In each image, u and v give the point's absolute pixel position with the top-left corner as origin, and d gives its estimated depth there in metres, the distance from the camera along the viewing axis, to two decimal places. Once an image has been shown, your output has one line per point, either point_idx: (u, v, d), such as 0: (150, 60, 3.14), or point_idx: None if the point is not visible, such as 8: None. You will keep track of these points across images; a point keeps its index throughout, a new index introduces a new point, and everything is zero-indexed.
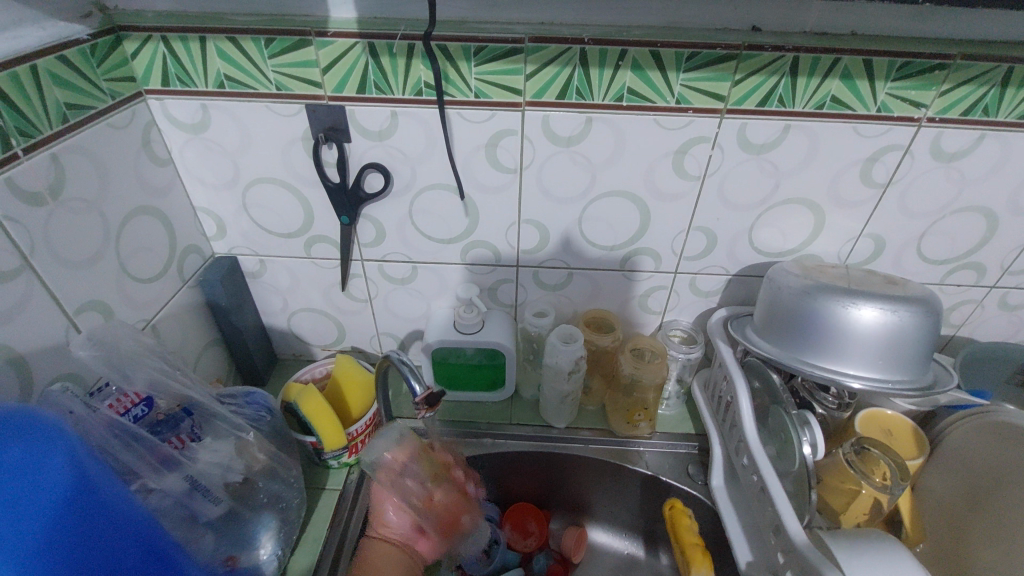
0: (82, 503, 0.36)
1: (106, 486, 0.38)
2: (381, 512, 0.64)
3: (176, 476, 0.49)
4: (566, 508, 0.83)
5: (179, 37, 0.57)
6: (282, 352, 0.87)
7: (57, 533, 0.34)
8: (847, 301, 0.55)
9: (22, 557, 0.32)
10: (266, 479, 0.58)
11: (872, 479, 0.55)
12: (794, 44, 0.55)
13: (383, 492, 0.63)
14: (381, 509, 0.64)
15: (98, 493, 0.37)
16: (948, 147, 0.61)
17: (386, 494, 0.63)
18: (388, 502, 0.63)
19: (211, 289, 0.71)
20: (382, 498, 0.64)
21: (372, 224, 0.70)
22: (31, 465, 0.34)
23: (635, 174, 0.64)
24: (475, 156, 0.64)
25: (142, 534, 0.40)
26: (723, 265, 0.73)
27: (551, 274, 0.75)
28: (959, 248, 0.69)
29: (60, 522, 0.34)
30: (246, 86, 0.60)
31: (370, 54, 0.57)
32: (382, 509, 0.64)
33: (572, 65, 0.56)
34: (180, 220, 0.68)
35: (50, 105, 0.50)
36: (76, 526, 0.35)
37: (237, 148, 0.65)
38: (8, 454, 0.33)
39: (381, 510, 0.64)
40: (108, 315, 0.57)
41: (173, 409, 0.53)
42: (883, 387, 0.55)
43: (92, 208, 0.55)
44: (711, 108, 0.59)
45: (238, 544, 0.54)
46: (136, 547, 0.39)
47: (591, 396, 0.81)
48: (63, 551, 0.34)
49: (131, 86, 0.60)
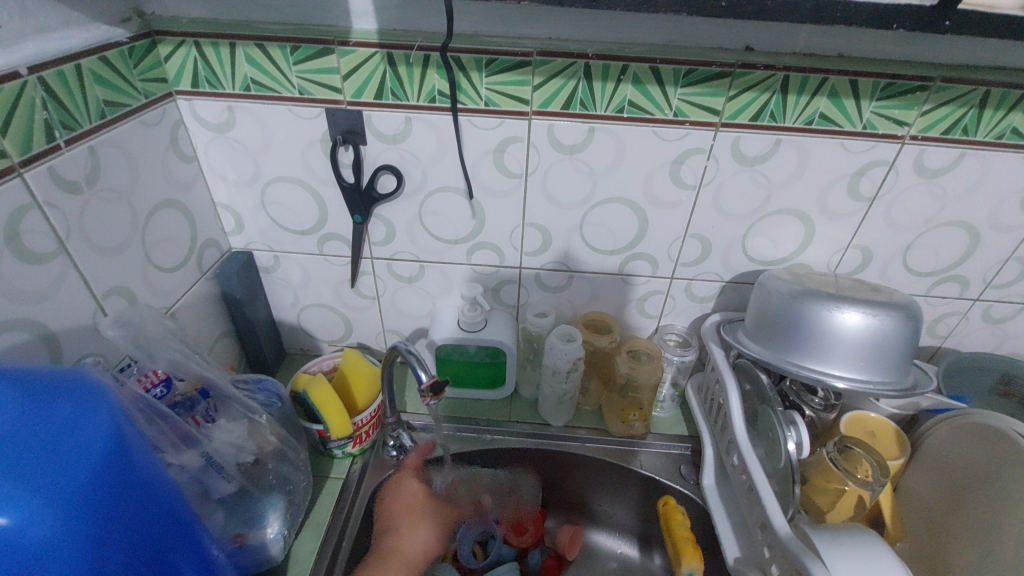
0: (119, 460, 0.39)
1: (138, 448, 0.41)
2: (410, 522, 0.73)
3: (193, 453, 0.52)
4: (561, 507, 0.85)
5: (210, 43, 0.61)
6: (291, 346, 0.89)
7: (93, 487, 0.36)
8: (833, 305, 0.58)
9: (67, 504, 0.35)
10: (276, 461, 0.61)
11: (855, 476, 0.58)
12: (784, 64, 0.59)
13: (419, 502, 0.75)
14: (410, 519, 0.73)
15: (132, 453, 0.40)
16: (930, 163, 0.64)
17: (425, 504, 0.75)
18: (423, 512, 0.74)
19: (227, 281, 0.74)
20: (413, 506, 0.74)
21: (383, 224, 0.74)
22: (77, 423, 0.37)
23: (634, 182, 0.68)
24: (484, 161, 0.67)
25: (166, 495, 0.43)
26: (717, 272, 0.76)
27: (552, 276, 0.78)
28: (943, 261, 0.72)
29: (101, 476, 0.37)
30: (270, 90, 0.64)
31: (388, 63, 0.61)
32: (411, 518, 0.73)
33: (576, 78, 0.60)
34: (201, 215, 0.71)
35: (91, 101, 0.54)
36: (110, 485, 0.38)
37: (259, 148, 0.68)
38: (60, 409, 0.37)
39: (410, 519, 0.73)
40: (132, 300, 0.61)
41: (190, 392, 0.57)
42: (866, 387, 0.57)
43: (122, 200, 0.58)
44: (707, 122, 0.62)
45: (246, 522, 0.56)
46: (162, 506, 0.42)
47: (588, 396, 0.84)
48: (94, 506, 0.36)
49: (163, 87, 0.63)
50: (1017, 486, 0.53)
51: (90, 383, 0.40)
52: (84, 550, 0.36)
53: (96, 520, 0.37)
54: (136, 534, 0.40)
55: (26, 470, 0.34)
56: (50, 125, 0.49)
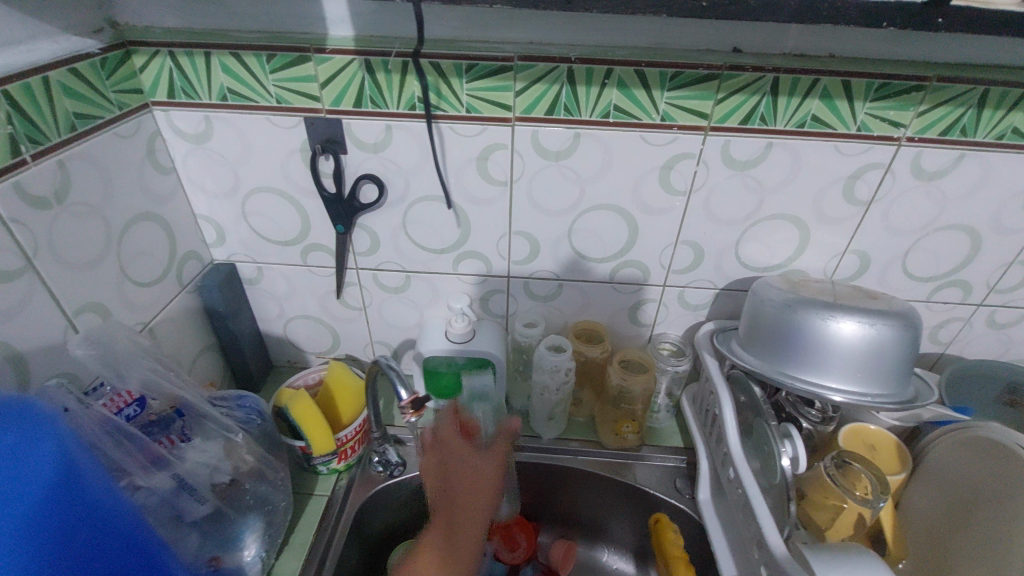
0: (66, 490, 0.38)
1: (91, 477, 0.40)
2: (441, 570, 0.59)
3: (164, 475, 0.50)
4: (555, 521, 0.82)
5: (184, 52, 0.60)
6: (278, 358, 0.88)
7: (38, 524, 0.36)
8: (827, 315, 0.56)
9: (8, 546, 0.34)
10: (254, 481, 0.59)
11: (854, 493, 0.55)
12: (774, 65, 0.56)
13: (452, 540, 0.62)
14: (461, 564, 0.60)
15: (81, 482, 0.39)
16: (928, 165, 0.62)
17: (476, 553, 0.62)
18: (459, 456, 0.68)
19: (209, 294, 0.73)
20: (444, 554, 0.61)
21: (367, 234, 0.72)
22: (17, 454, 0.36)
23: (623, 188, 0.66)
24: (467, 169, 0.66)
25: (122, 524, 0.42)
26: (711, 279, 0.74)
27: (541, 285, 0.76)
28: (945, 265, 0.70)
29: (45, 505, 0.36)
30: (247, 100, 0.62)
31: (366, 70, 0.59)
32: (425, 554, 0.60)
33: (559, 82, 0.59)
34: (181, 227, 0.70)
35: (60, 114, 0.52)
36: (57, 519, 0.37)
37: (238, 159, 0.67)
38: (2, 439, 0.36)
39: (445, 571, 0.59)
40: (106, 316, 0.59)
41: (165, 411, 0.55)
42: (863, 400, 0.55)
43: (95, 213, 0.57)
44: (695, 126, 0.61)
45: (222, 545, 0.55)
46: (115, 536, 0.41)
47: (581, 407, 0.82)
48: (41, 543, 0.36)
49: (138, 97, 0.62)
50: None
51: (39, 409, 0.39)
52: None
53: (43, 556, 0.36)
54: (88, 564, 0.39)
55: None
56: (16, 139, 0.48)
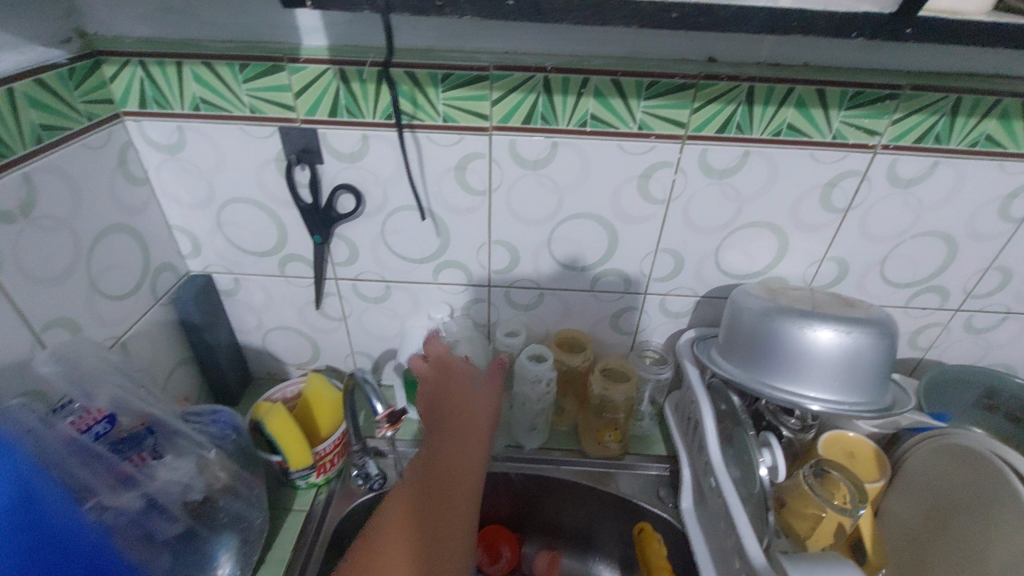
0: (20, 511, 0.40)
1: (46, 494, 0.42)
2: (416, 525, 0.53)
3: (132, 495, 0.49)
4: (539, 531, 0.82)
5: (156, 62, 0.59)
6: (257, 370, 0.87)
7: None
8: (804, 323, 0.56)
9: None
10: (228, 498, 0.58)
11: (832, 501, 0.55)
12: (748, 75, 0.57)
13: (437, 476, 0.57)
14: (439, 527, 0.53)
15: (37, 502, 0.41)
16: (904, 173, 0.62)
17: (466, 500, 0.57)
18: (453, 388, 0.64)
19: (184, 306, 0.72)
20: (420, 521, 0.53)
21: (345, 244, 0.71)
22: None
23: (602, 196, 0.66)
24: (445, 178, 0.65)
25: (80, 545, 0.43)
26: (692, 287, 0.74)
27: (522, 294, 0.75)
28: (922, 271, 0.70)
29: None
30: (220, 109, 0.61)
31: (341, 80, 0.59)
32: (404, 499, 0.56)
33: (536, 92, 0.58)
34: (155, 238, 0.69)
35: (26, 127, 0.51)
36: (12, 538, 0.39)
37: (212, 169, 0.66)
38: None
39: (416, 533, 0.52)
40: (76, 331, 0.58)
41: (136, 427, 0.53)
42: (840, 408, 0.55)
43: (63, 226, 0.56)
44: (673, 134, 0.61)
45: (195, 564, 0.53)
46: (77, 557, 0.42)
47: (563, 416, 0.82)
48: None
49: (108, 108, 0.61)
50: (1015, 529, 0.49)
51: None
52: None
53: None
54: None
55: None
56: None
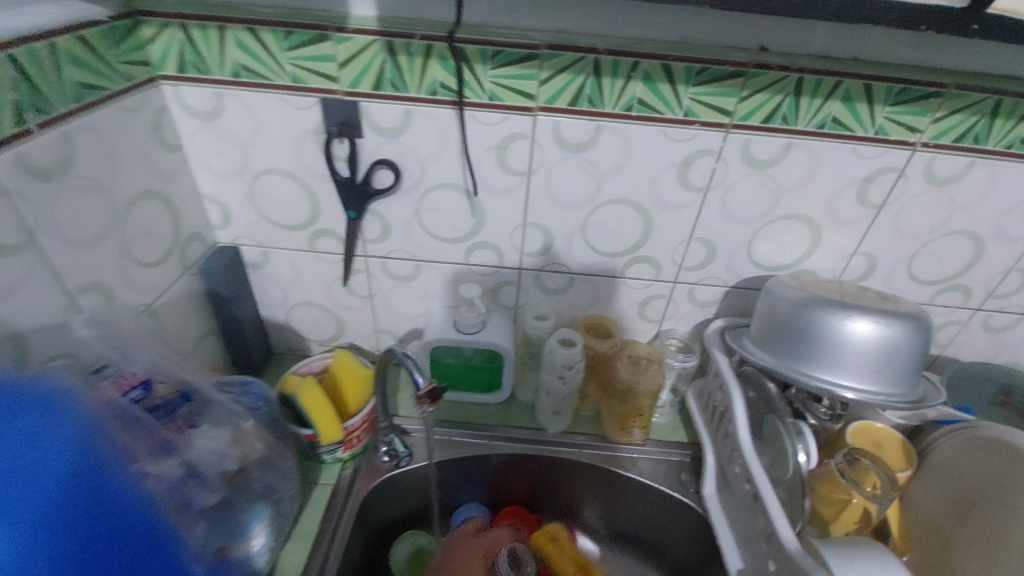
0: (84, 475, 0.39)
1: (102, 447, 0.41)
2: None
3: (172, 461, 0.48)
4: (556, 513, 0.83)
5: (197, 25, 0.58)
6: (278, 345, 0.86)
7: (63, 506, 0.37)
8: (843, 314, 0.57)
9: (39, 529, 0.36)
10: (262, 469, 0.57)
11: (862, 488, 0.57)
12: (799, 65, 0.57)
13: None
14: None
15: (98, 461, 0.40)
16: (940, 171, 0.63)
17: None
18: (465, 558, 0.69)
19: (211, 277, 0.71)
20: None
21: (378, 220, 0.71)
22: (37, 438, 0.38)
23: (642, 182, 0.66)
24: (486, 157, 0.65)
25: (137, 505, 0.42)
26: (721, 277, 0.74)
27: (552, 278, 0.76)
28: (947, 270, 0.72)
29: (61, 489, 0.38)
30: (261, 77, 0.60)
31: (387, 53, 0.58)
32: None
33: (585, 73, 0.58)
34: (186, 207, 0.68)
35: (67, 83, 0.50)
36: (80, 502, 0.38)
37: (249, 138, 0.65)
38: (18, 426, 0.37)
39: None
40: (109, 296, 0.56)
41: (170, 395, 0.53)
42: (875, 398, 0.56)
43: (100, 188, 0.54)
44: (718, 122, 0.61)
45: (230, 535, 0.52)
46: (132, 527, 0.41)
47: (586, 401, 0.82)
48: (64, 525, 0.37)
49: (146, 70, 0.59)
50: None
51: (42, 388, 0.40)
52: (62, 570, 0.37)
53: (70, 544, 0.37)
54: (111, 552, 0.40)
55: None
56: (20, 107, 0.45)
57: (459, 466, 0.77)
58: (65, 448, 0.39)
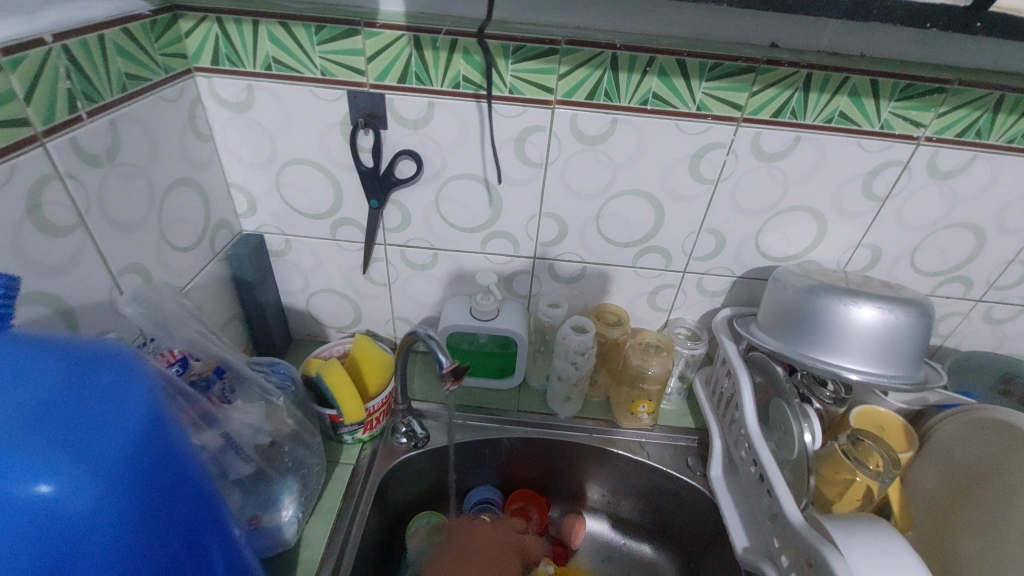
0: (158, 433, 0.33)
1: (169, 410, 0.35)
2: None
3: (212, 433, 0.52)
4: (566, 497, 0.85)
5: (233, 19, 0.60)
6: (297, 331, 0.89)
7: (138, 462, 0.32)
8: (849, 300, 0.59)
9: (115, 483, 0.30)
10: (292, 444, 0.60)
11: (866, 467, 0.59)
12: (808, 62, 0.59)
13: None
14: None
15: (169, 428, 0.35)
16: (943, 165, 0.66)
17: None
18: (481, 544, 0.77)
19: (238, 263, 0.73)
20: None
21: (399, 210, 0.74)
22: (112, 391, 0.32)
23: (654, 174, 0.68)
24: (505, 149, 0.67)
25: (195, 475, 0.37)
26: (729, 267, 0.77)
27: (566, 267, 0.78)
28: (949, 262, 0.74)
29: (138, 442, 0.32)
30: (291, 70, 0.63)
31: (414, 47, 0.60)
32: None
33: (602, 68, 0.60)
34: (215, 195, 0.70)
35: (113, 74, 0.52)
36: (154, 460, 0.33)
37: (277, 129, 0.68)
38: (99, 375, 0.32)
39: None
40: (147, 278, 0.59)
41: (207, 371, 0.55)
42: (879, 380, 0.58)
43: (141, 175, 0.57)
44: (729, 116, 0.63)
45: (262, 505, 0.57)
46: (189, 498, 0.36)
47: (596, 388, 0.85)
48: (136, 482, 0.32)
49: (182, 63, 0.62)
50: (1004, 509, 0.55)
51: (105, 346, 0.34)
52: (123, 536, 0.31)
53: (140, 507, 0.32)
54: (168, 524, 0.34)
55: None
56: (73, 95, 0.48)
57: (473, 448, 0.80)
58: (134, 410, 0.32)
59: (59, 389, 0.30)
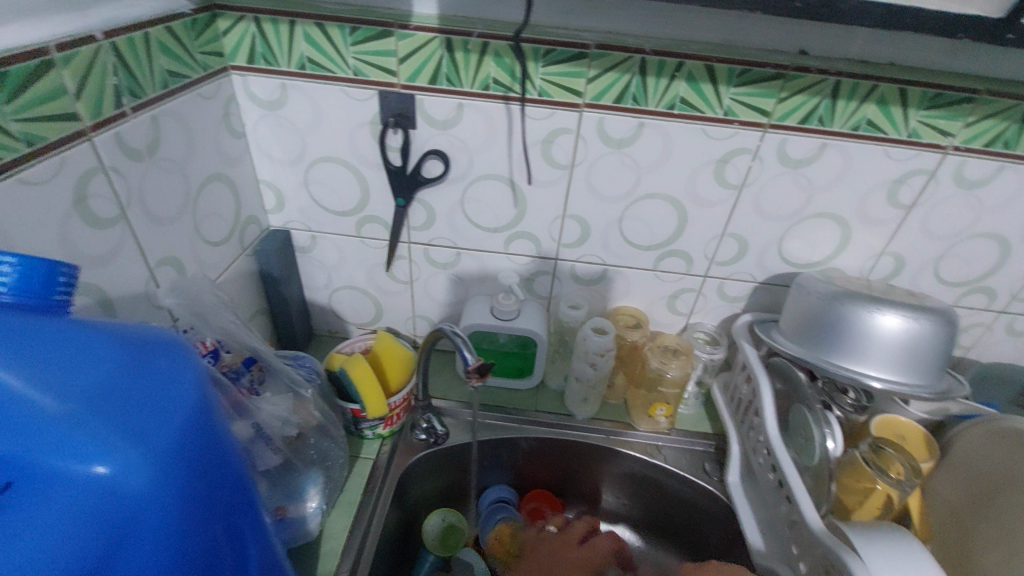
0: (205, 417, 0.35)
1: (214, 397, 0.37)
2: None
3: (244, 423, 0.52)
4: (581, 498, 0.86)
5: (270, 19, 0.61)
6: (319, 326, 0.90)
7: (189, 444, 0.33)
8: (872, 307, 0.59)
9: (169, 464, 0.31)
10: (317, 437, 0.62)
11: (887, 474, 0.58)
12: (837, 69, 0.60)
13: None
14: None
15: (215, 415, 0.36)
16: (970, 174, 0.65)
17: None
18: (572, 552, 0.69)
19: (266, 258, 0.75)
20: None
21: (424, 208, 0.75)
22: (167, 376, 0.34)
23: (678, 179, 0.69)
24: (532, 151, 0.68)
25: (237, 461, 0.38)
26: (751, 272, 0.77)
27: (586, 269, 0.79)
28: (974, 272, 0.74)
29: (188, 425, 0.33)
30: (324, 69, 0.64)
31: (446, 49, 0.61)
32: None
33: (631, 73, 0.61)
34: (246, 191, 0.72)
35: (156, 71, 0.54)
36: (202, 443, 0.34)
37: (308, 127, 0.69)
38: (154, 360, 0.34)
39: None
40: (181, 270, 0.60)
41: (236, 363, 0.58)
42: (901, 388, 0.58)
43: (178, 169, 0.58)
44: (756, 122, 0.63)
45: (287, 496, 0.58)
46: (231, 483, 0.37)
47: (613, 390, 0.85)
48: (187, 463, 0.33)
49: (219, 61, 0.64)
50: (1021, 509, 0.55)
51: (158, 334, 0.36)
52: (173, 515, 0.32)
53: (190, 487, 0.33)
54: (212, 506, 0.35)
55: (40, 438, 0.29)
56: (119, 91, 0.49)
57: (489, 447, 0.80)
58: (186, 395, 0.34)
59: (119, 370, 0.32)
